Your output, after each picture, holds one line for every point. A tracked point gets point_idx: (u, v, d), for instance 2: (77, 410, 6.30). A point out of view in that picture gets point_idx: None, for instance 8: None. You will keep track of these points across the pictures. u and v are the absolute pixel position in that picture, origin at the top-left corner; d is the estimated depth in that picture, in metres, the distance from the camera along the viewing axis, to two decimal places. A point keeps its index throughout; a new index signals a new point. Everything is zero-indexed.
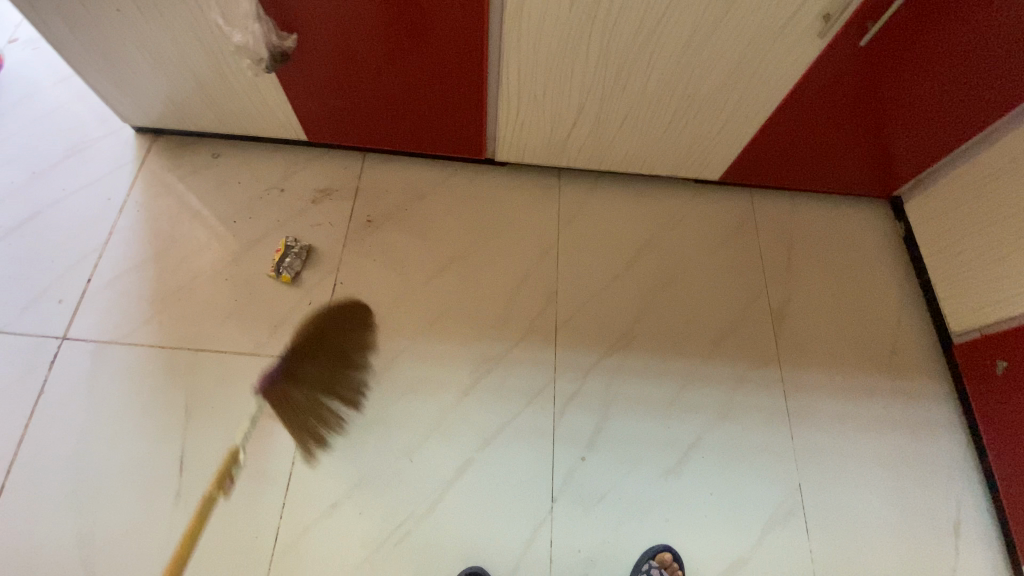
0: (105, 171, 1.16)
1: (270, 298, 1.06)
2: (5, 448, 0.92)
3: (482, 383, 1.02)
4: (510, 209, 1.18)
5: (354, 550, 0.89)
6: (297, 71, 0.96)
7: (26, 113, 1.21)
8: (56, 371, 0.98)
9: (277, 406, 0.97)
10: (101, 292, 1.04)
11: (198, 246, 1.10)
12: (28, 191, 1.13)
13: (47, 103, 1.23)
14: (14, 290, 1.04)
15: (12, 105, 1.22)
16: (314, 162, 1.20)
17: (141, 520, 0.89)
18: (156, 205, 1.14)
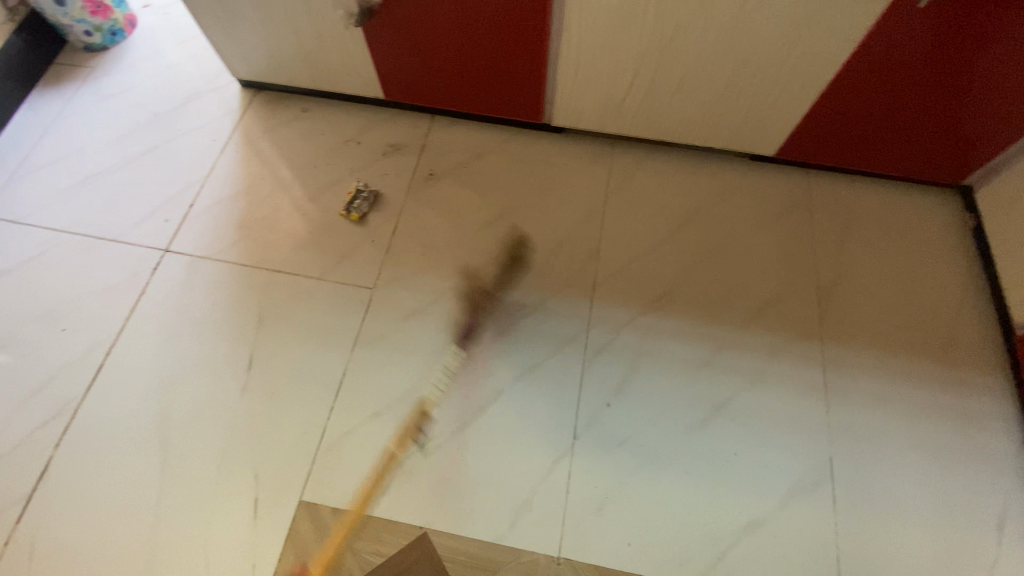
0: (213, 118, 1.34)
1: (339, 233, 1.19)
2: (109, 333, 1.08)
3: (519, 326, 1.08)
4: (563, 173, 1.25)
5: (388, 456, 0.97)
6: (380, 30, 1.07)
7: (154, 66, 1.42)
8: (157, 276, 1.14)
9: (335, 325, 1.08)
10: (200, 215, 1.21)
11: (283, 185, 1.25)
12: (151, 130, 1.33)
13: (171, 59, 1.44)
14: (132, 208, 1.22)
15: (144, 60, 1.44)
16: (389, 120, 1.33)
17: (210, 406, 1.01)
18: (252, 147, 1.30)
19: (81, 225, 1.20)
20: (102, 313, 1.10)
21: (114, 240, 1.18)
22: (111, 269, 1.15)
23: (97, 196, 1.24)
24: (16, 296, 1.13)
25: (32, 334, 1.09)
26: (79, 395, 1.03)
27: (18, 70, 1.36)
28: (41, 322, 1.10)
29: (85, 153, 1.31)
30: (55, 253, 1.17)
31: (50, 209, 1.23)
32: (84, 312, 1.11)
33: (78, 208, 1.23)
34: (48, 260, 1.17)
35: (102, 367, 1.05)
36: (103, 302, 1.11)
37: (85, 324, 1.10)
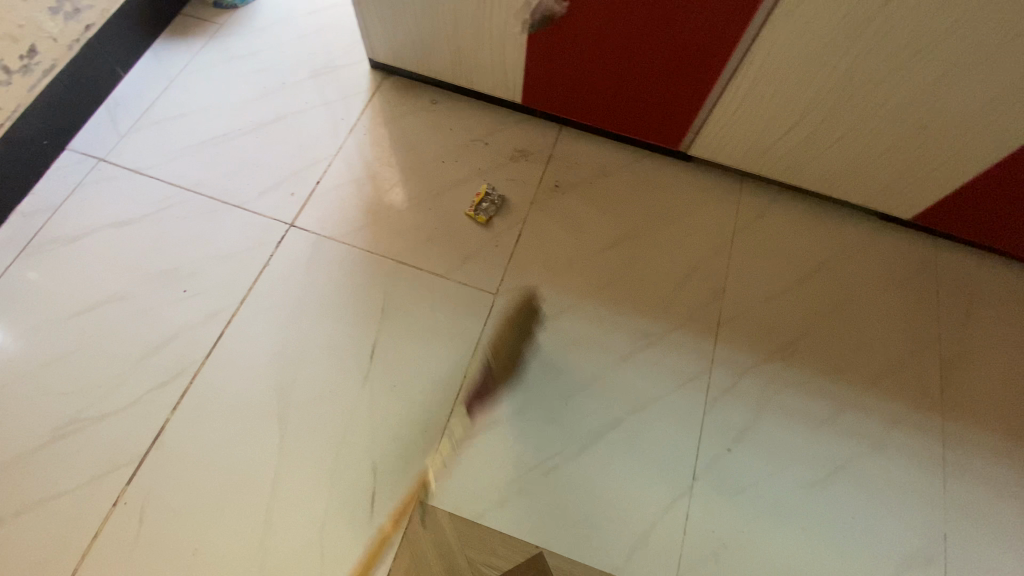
0: (342, 94, 1.33)
1: (464, 233, 1.18)
2: (230, 302, 1.08)
3: (641, 355, 1.07)
4: (691, 203, 1.23)
5: (503, 467, 0.97)
6: (547, 39, 1.06)
7: (284, 32, 1.41)
8: (281, 250, 1.13)
9: (457, 327, 1.08)
10: (326, 194, 1.20)
11: (408, 175, 1.24)
12: (278, 98, 1.31)
13: (301, 27, 1.42)
14: (257, 177, 1.21)
15: (273, 24, 1.42)
16: (517, 124, 1.31)
17: (332, 391, 1.01)
18: (380, 131, 1.29)
19: (205, 186, 1.20)
20: (224, 279, 1.10)
21: (238, 207, 1.17)
22: (235, 236, 1.15)
23: (221, 158, 1.23)
24: (138, 251, 1.13)
25: (152, 292, 1.09)
26: (198, 361, 1.03)
27: (150, 17, 1.34)
28: (162, 281, 1.10)
29: (209, 111, 1.29)
30: (178, 212, 1.17)
31: (173, 165, 1.22)
32: (205, 276, 1.11)
33: (201, 167, 1.22)
34: (170, 218, 1.16)
35: (222, 335, 1.06)
36: (225, 269, 1.11)
37: (206, 289, 1.10)
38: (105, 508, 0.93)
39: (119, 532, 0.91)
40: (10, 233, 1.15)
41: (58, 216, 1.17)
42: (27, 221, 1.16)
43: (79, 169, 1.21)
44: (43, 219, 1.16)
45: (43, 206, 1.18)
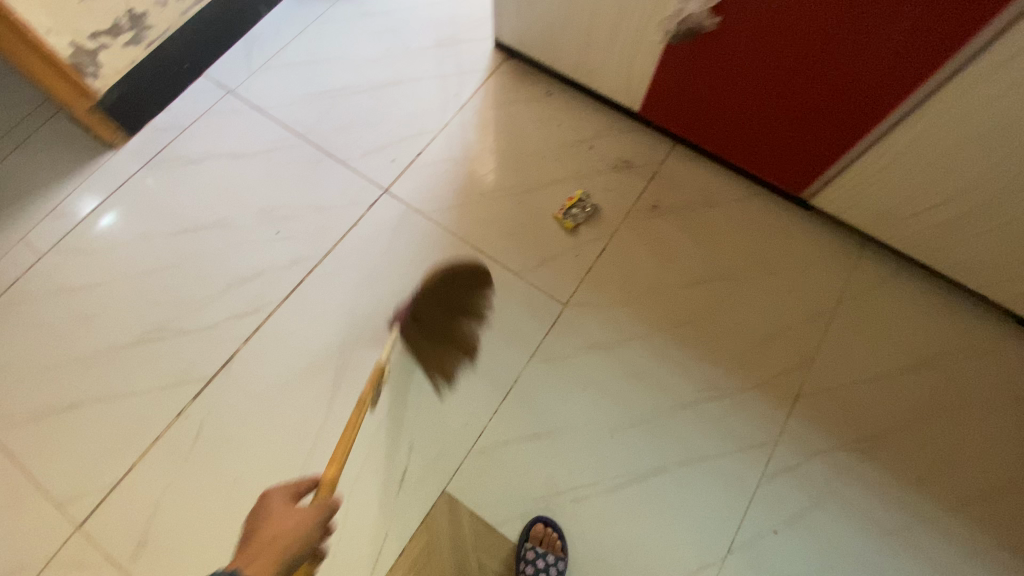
0: (460, 68, 1.32)
1: (549, 235, 1.15)
2: (315, 253, 1.14)
3: (702, 406, 1.00)
4: (798, 257, 1.13)
5: (524, 464, 0.97)
6: (685, 54, 0.99)
7: None
8: (371, 212, 1.18)
9: (519, 329, 1.07)
10: (424, 167, 1.22)
11: (506, 165, 1.22)
12: (399, 61, 1.32)
13: None
14: (364, 137, 1.25)
15: None
16: (628, 132, 1.25)
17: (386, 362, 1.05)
18: (488, 114, 1.27)
19: (315, 134, 1.24)
20: (314, 230, 1.16)
21: (340, 162, 1.22)
22: (332, 190, 1.19)
23: (335, 111, 1.27)
24: (244, 184, 1.20)
25: (250, 227, 1.16)
26: (275, 302, 1.09)
27: None
28: (259, 219, 1.17)
29: (333, 62, 1.32)
30: (286, 156, 1.22)
31: (290, 109, 1.27)
32: (298, 222, 1.16)
33: (315, 117, 1.26)
34: (277, 159, 1.22)
35: (301, 283, 1.11)
36: (317, 219, 1.17)
37: (297, 235, 1.16)
38: (169, 417, 1.01)
39: (176, 441, 0.99)
40: (140, 144, 1.25)
41: (183, 136, 1.25)
42: (156, 135, 1.25)
43: (209, 95, 1.29)
44: (169, 137, 1.25)
45: (172, 124, 1.26)
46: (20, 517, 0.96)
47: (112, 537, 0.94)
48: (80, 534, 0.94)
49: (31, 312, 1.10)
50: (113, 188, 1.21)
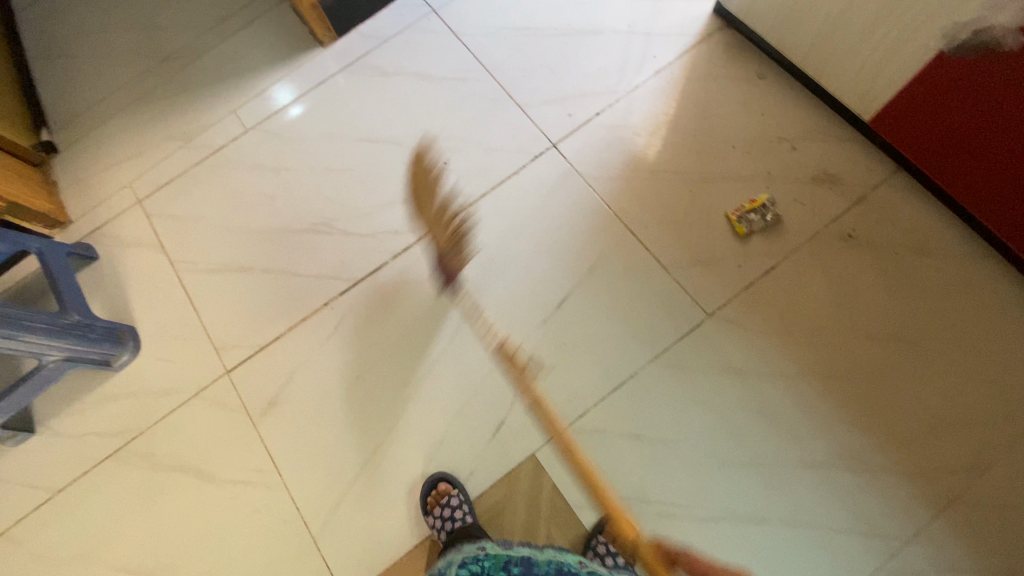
0: (666, 32, 1.24)
1: (715, 235, 1.06)
2: (474, 191, 1.17)
3: (830, 471, 0.93)
4: (1009, 344, 0.96)
5: (615, 461, 0.95)
6: (970, 71, 0.82)
7: None
8: (534, 164, 1.17)
9: (652, 325, 1.01)
10: (600, 127, 1.18)
11: (688, 147, 1.14)
12: (605, 11, 1.27)
13: None
14: (547, 85, 1.23)
15: None
16: (840, 143, 1.10)
17: (508, 316, 1.07)
18: (684, 88, 1.19)
19: (500, 72, 1.25)
20: (478, 168, 1.19)
21: (516, 105, 1.22)
22: (504, 133, 1.20)
23: (527, 52, 1.26)
24: (426, 107, 1.25)
25: (423, 151, 1.22)
26: (428, 229, 1.15)
27: None
28: (431, 145, 1.22)
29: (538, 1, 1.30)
30: (470, 88, 1.25)
31: (485, 40, 1.28)
32: (466, 157, 1.20)
33: (507, 55, 1.27)
34: (460, 90, 1.25)
35: (455, 217, 1.16)
36: (483, 158, 1.19)
37: (462, 169, 1.19)
38: (317, 304, 1.13)
39: (318, 327, 1.11)
40: (345, 47, 1.32)
41: (383, 48, 1.31)
42: (362, 41, 1.32)
43: (414, 12, 1.33)
44: (372, 46, 1.32)
45: (376, 34, 1.33)
46: (185, 349, 1.13)
47: (250, 390, 1.08)
48: (228, 378, 1.09)
49: (229, 178, 1.25)
50: (314, 84, 1.30)
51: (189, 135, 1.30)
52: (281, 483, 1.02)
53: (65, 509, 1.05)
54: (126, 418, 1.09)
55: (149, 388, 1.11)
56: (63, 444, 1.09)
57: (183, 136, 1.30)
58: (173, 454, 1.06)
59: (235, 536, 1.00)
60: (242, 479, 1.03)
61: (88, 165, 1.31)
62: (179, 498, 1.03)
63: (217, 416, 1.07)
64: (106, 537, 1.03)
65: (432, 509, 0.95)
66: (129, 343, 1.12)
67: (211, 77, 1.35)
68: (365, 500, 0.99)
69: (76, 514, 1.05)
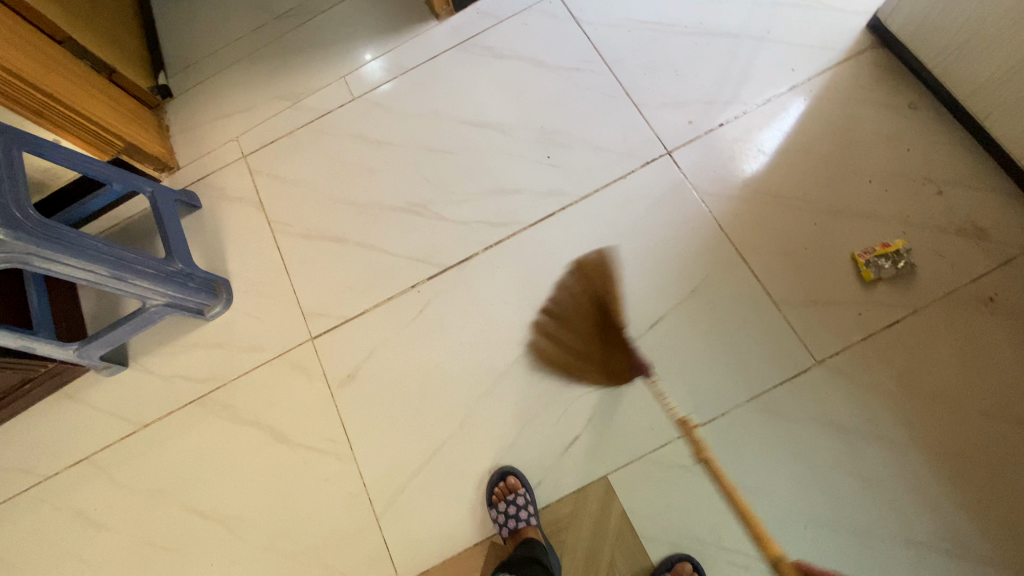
0: (806, 44, 1.14)
1: (836, 275, 0.99)
2: (576, 192, 1.12)
3: (930, 551, 0.86)
4: None
5: (692, 498, 0.92)
6: None
7: None
8: (645, 171, 1.11)
9: (751, 363, 0.97)
10: (721, 141, 1.11)
11: (816, 176, 1.06)
12: (741, 12, 1.19)
13: None
14: (669, 86, 1.16)
15: None
16: (993, 194, 0.99)
17: (596, 328, 1.03)
18: (819, 109, 1.10)
19: (620, 67, 1.19)
20: (584, 168, 1.14)
21: (633, 105, 1.16)
22: (617, 134, 1.15)
23: (651, 49, 1.19)
24: (537, 96, 1.20)
25: (529, 142, 1.18)
26: (524, 224, 1.12)
27: None
28: (537, 137, 1.18)
29: None
30: (584, 81, 1.19)
31: (607, 31, 1.21)
32: (573, 154, 1.15)
33: (629, 49, 1.19)
34: (575, 82, 1.20)
35: (553, 215, 1.12)
36: (591, 158, 1.14)
37: (566, 166, 1.15)
38: (405, 285, 1.12)
39: (403, 307, 1.11)
40: (460, 23, 1.28)
41: (499, 27, 1.26)
42: (477, 18, 1.28)
43: None
44: (487, 24, 1.27)
45: (493, 12, 1.28)
46: (271, 310, 1.15)
47: (331, 360, 1.09)
48: (312, 344, 1.11)
49: (332, 145, 1.25)
50: (424, 58, 1.28)
51: (297, 96, 1.30)
52: (352, 457, 1.03)
53: (149, 444, 1.11)
54: (212, 367, 1.13)
55: (236, 342, 1.14)
56: (154, 382, 1.14)
57: (292, 96, 1.31)
58: (252, 409, 1.09)
59: (302, 500, 1.03)
60: (314, 446, 1.05)
61: (199, 113, 1.34)
62: (253, 453, 1.07)
63: (298, 380, 1.09)
64: (183, 477, 1.08)
65: (497, 502, 0.94)
66: (222, 296, 1.15)
67: (323, 39, 1.34)
68: (431, 488, 1.00)
69: (158, 450, 1.10)
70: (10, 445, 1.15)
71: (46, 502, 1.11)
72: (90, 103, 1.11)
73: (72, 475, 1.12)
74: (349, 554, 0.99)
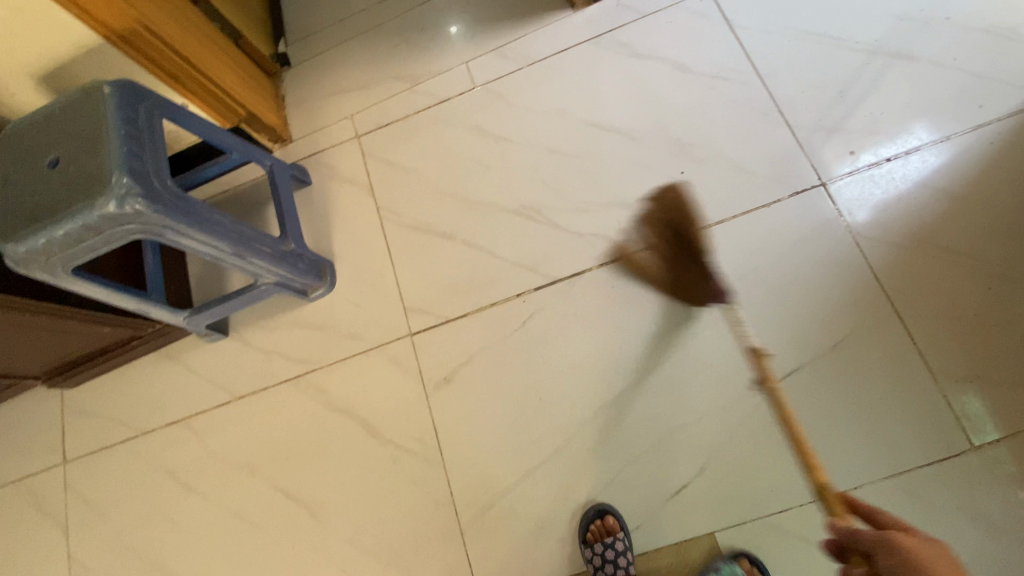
0: (1000, 76, 1.00)
1: (1009, 352, 0.88)
2: (710, 215, 1.03)
3: None
4: None
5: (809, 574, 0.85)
6: None
7: None
8: (792, 202, 1.01)
9: (895, 436, 0.87)
10: (887, 179, 0.99)
11: (998, 231, 0.93)
12: (924, 32, 1.05)
13: None
14: (829, 110, 1.04)
15: None
16: None
17: (719, 368, 0.95)
18: (1009, 153, 0.96)
19: (774, 82, 1.07)
20: (722, 190, 1.04)
21: (786, 128, 1.04)
22: (763, 156, 1.04)
23: (811, 65, 1.07)
24: (675, 104, 1.10)
25: (662, 154, 1.08)
26: (647, 244, 1.04)
27: None
28: (670, 149, 1.08)
29: (839, 3, 1.10)
30: (731, 92, 1.08)
31: (763, 40, 1.10)
32: (710, 172, 1.05)
33: (787, 62, 1.08)
34: (720, 92, 1.09)
35: None
36: (731, 180, 1.04)
37: (701, 185, 1.05)
38: (511, 293, 1.07)
39: (507, 315, 1.06)
40: (597, 15, 1.19)
41: (639, 24, 1.16)
42: (617, 11, 1.18)
43: None
44: (627, 19, 1.17)
45: (635, 6, 1.18)
46: (372, 299, 1.12)
47: (428, 360, 1.06)
48: (410, 340, 1.08)
49: (448, 134, 1.20)
50: (554, 50, 1.20)
51: (417, 78, 1.26)
52: (441, 463, 1.00)
53: (242, 416, 1.11)
54: (309, 349, 1.12)
55: (335, 326, 1.12)
56: (251, 356, 1.15)
57: (411, 77, 1.26)
58: (344, 398, 1.08)
59: (387, 499, 1.01)
60: (404, 445, 1.03)
61: (314, 86, 1.32)
62: (342, 443, 1.06)
63: (393, 376, 1.07)
64: (272, 455, 1.08)
65: (592, 542, 0.90)
66: (327, 279, 1.13)
67: (448, 20, 1.28)
68: (521, 511, 0.96)
69: (250, 424, 1.11)
70: (111, 398, 1.19)
71: (140, 456, 1.14)
72: (217, 69, 1.09)
73: (166, 434, 1.14)
74: (430, 562, 0.97)
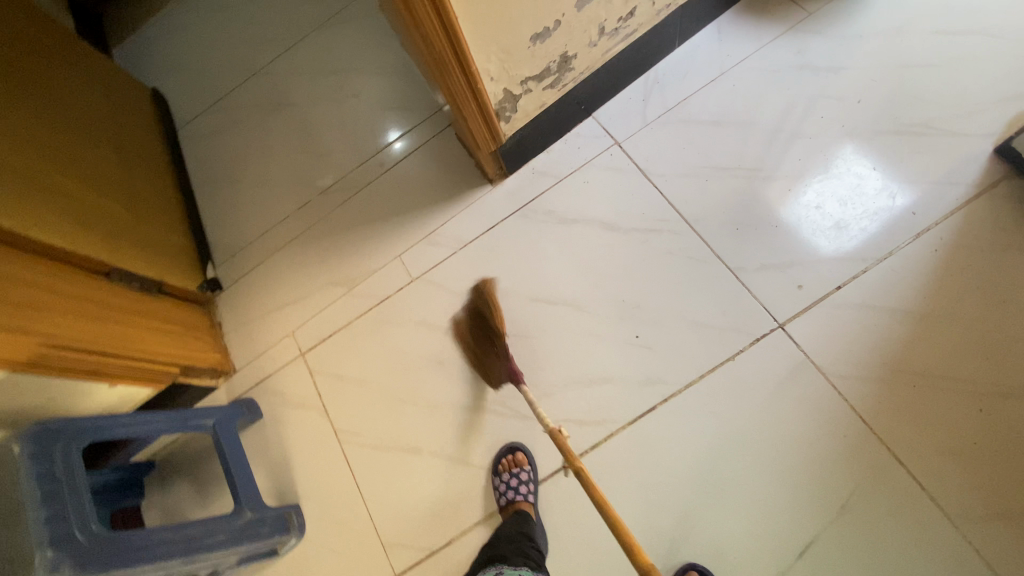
0: (920, 179, 1.00)
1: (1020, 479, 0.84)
2: (678, 380, 0.98)
3: None
4: None
5: None
6: None
7: (884, 53, 1.09)
8: (758, 349, 0.97)
9: None
10: (845, 307, 0.96)
11: (968, 345, 0.90)
12: (835, 147, 1.06)
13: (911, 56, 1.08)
14: (768, 244, 1.02)
15: (874, 37, 1.10)
16: None
17: (729, 554, 0.89)
18: (955, 258, 0.95)
19: (705, 225, 1.06)
20: (683, 349, 1.00)
21: (731, 272, 1.02)
22: (714, 305, 1.01)
23: (736, 199, 1.07)
24: (615, 265, 1.08)
25: (614, 320, 1.05)
26: (620, 423, 0.98)
27: None
28: (620, 313, 1.05)
29: (746, 131, 1.10)
30: (664, 243, 1.07)
31: (683, 182, 1.10)
32: (666, 332, 1.02)
33: (712, 202, 1.07)
34: (656, 245, 1.07)
35: (654, 409, 0.98)
36: (689, 337, 1.00)
37: (660, 348, 1.01)
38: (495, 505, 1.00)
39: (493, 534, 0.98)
40: (516, 186, 1.19)
41: (559, 187, 1.16)
42: (534, 178, 1.18)
43: (594, 144, 1.17)
44: (546, 184, 1.17)
45: (551, 171, 1.18)
46: (347, 541, 1.04)
47: None
48: None
49: (394, 336, 1.16)
50: (482, 228, 1.18)
51: (353, 281, 1.22)
52: None
53: None
54: None
55: None
56: None
57: (347, 281, 1.23)
58: None
59: None
60: None
61: (251, 307, 1.28)
62: None
63: None
64: None
65: None
66: (294, 528, 1.03)
67: (371, 214, 1.27)
68: None
69: None
70: None
71: None
72: (140, 338, 1.04)
73: None
74: None
